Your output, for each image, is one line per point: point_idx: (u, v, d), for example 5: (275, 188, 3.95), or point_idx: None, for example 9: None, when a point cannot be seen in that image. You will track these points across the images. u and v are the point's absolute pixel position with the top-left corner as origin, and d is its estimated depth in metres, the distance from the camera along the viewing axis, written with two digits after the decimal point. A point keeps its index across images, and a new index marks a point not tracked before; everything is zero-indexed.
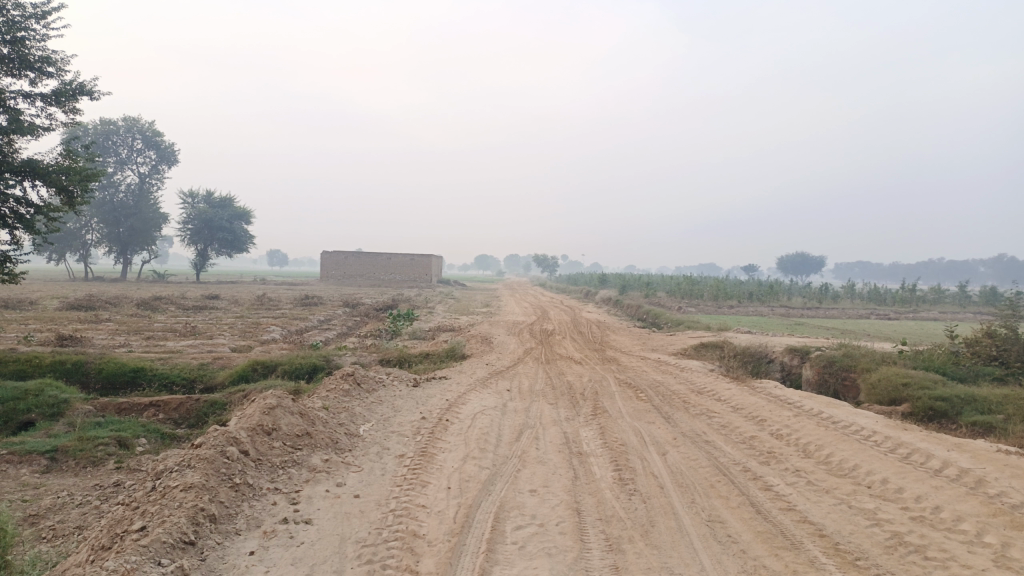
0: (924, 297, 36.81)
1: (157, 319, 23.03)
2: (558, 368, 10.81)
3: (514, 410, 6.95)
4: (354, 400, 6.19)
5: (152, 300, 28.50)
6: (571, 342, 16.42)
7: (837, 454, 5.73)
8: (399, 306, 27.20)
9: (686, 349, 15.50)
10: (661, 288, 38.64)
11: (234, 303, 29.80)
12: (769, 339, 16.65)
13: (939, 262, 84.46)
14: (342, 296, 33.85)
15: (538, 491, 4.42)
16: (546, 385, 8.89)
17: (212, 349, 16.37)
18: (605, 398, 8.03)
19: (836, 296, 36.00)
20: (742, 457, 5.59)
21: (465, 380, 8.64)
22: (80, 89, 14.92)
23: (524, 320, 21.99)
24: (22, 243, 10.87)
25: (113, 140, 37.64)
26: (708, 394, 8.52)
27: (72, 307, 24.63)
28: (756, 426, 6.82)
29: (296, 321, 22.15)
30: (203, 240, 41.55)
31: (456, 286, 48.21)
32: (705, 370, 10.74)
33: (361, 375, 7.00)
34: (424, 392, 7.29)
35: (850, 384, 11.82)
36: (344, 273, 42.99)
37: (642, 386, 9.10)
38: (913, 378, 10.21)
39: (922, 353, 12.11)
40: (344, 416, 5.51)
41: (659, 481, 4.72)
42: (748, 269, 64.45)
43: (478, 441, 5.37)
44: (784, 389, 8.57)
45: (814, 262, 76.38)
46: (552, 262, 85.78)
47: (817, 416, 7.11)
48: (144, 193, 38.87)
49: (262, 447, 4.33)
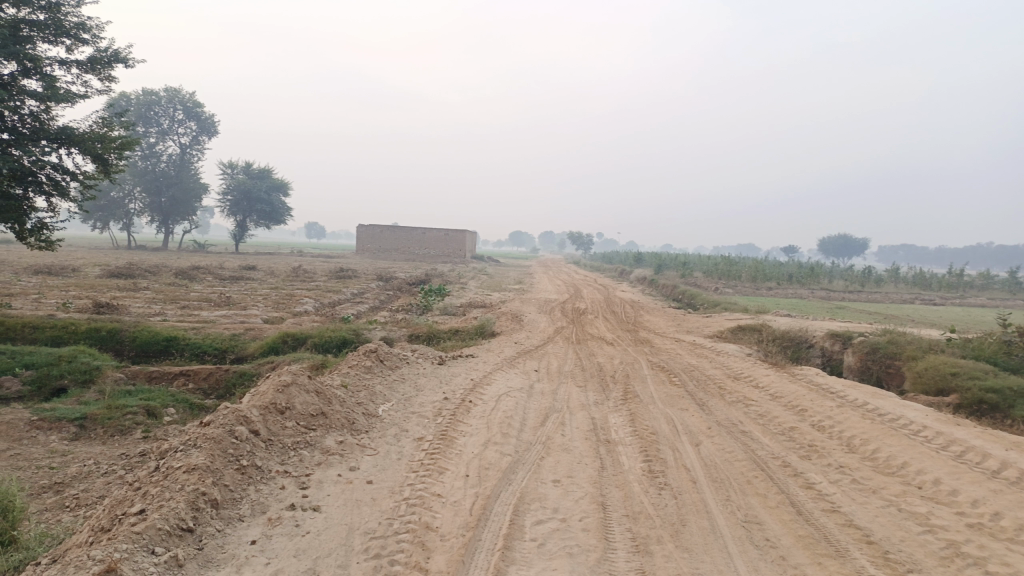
0: (972, 282, 35.55)
1: (193, 289, 23.25)
2: (590, 348, 10.53)
3: (541, 392, 6.69)
4: (375, 378, 5.98)
5: (191, 269, 28.81)
6: (604, 321, 16.10)
7: (883, 450, 5.37)
8: (432, 281, 27.11)
9: (722, 332, 15.07)
10: (697, 267, 37.94)
11: (269, 274, 30.01)
12: (809, 322, 16.12)
13: (988, 246, 81.66)
14: (377, 270, 33.85)
15: (562, 482, 4.16)
16: (576, 366, 8.61)
17: (244, 320, 16.43)
18: (636, 382, 7.73)
19: (879, 280, 34.92)
20: (782, 450, 5.26)
21: (492, 359, 8.39)
22: (115, 56, 14.90)
23: (557, 297, 21.69)
24: (58, 211, 10.87)
25: (155, 110, 38.01)
26: (746, 380, 8.16)
27: (112, 275, 25.00)
28: (796, 417, 6.45)
29: (329, 294, 22.15)
30: (241, 211, 41.95)
31: (489, 262, 48.02)
32: (742, 355, 10.35)
33: (384, 351, 6.79)
34: (449, 370, 7.07)
35: (894, 372, 11.33)
36: (379, 247, 43.08)
37: (676, 369, 8.78)
38: (962, 368, 9.71)
39: (972, 341, 11.53)
40: (364, 395, 5.31)
41: (691, 475, 4.42)
42: (788, 249, 63.10)
43: (501, 425, 5.13)
44: (825, 377, 8.16)
45: (856, 244, 74.49)
46: (588, 239, 85.06)
47: (862, 407, 6.73)
48: (185, 164, 39.25)
49: (273, 427, 4.14)
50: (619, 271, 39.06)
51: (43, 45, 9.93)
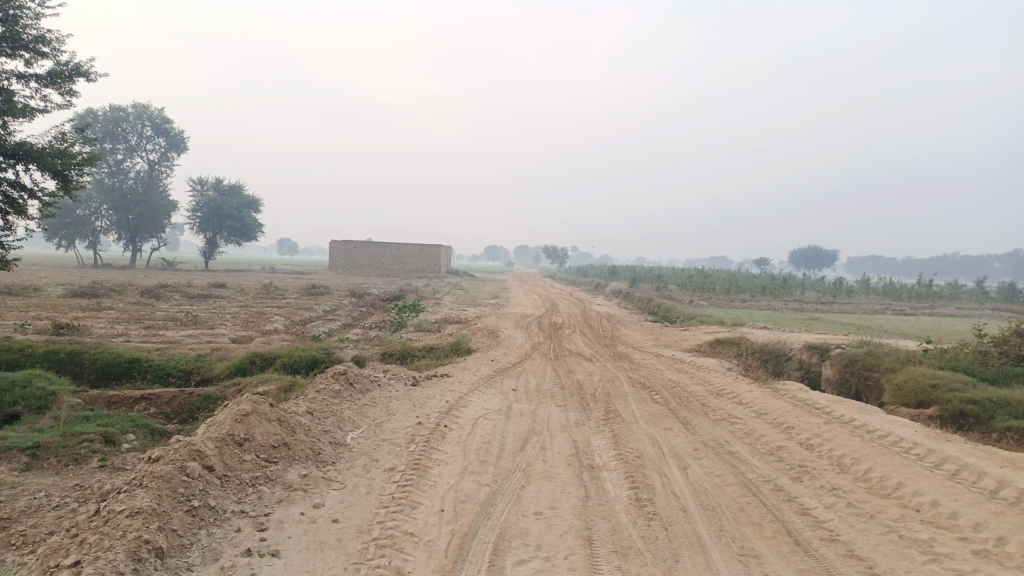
0: (941, 292, 36.00)
1: (160, 308, 22.62)
2: (568, 365, 10.29)
3: (519, 414, 6.40)
4: (343, 403, 5.65)
5: (158, 288, 28.09)
6: (582, 336, 15.86)
7: (876, 470, 5.16)
8: (406, 297, 26.74)
9: (700, 345, 14.92)
10: (672, 280, 37.98)
11: (239, 292, 29.37)
12: (786, 335, 16.04)
13: (954, 257, 83.25)
14: (350, 286, 33.39)
15: (544, 515, 3.87)
16: (555, 384, 8.34)
17: (212, 339, 15.92)
18: (617, 401, 7.48)
19: (851, 291, 35.21)
20: (773, 472, 5.03)
21: (468, 379, 8.07)
22: (77, 70, 14.44)
23: (533, 312, 21.46)
24: (15, 229, 10.38)
25: (122, 126, 37.23)
26: (728, 397, 7.95)
27: (75, 295, 24.25)
28: (783, 436, 6.24)
29: (300, 311, 21.67)
30: (211, 228, 41.18)
31: (463, 277, 47.71)
32: (722, 370, 10.16)
33: (355, 373, 6.46)
34: (423, 392, 6.76)
35: (873, 384, 11.22)
36: (353, 263, 42.53)
37: (657, 386, 8.55)
38: (941, 380, 9.61)
39: (948, 352, 11.48)
40: (332, 422, 4.98)
41: (682, 503, 4.16)
42: (760, 261, 63.66)
43: (479, 452, 4.82)
44: (809, 392, 7.96)
45: (827, 255, 75.48)
46: (562, 253, 85.20)
47: (850, 423, 6.53)
48: (153, 181, 38.48)
49: (230, 462, 3.81)
50: (594, 285, 38.97)
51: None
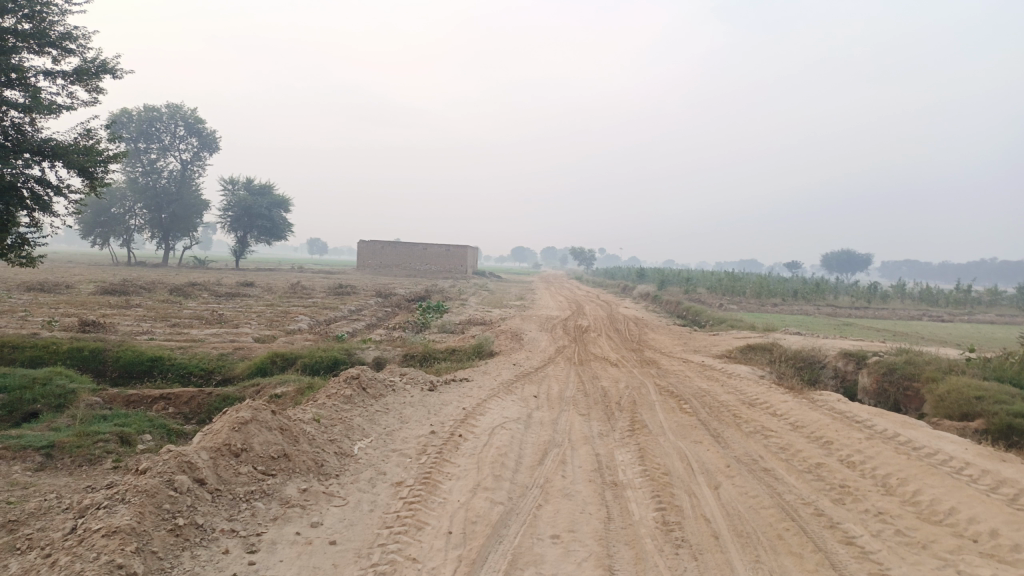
0: (980, 298, 34.90)
1: (187, 306, 22.68)
2: (592, 370, 9.92)
3: (539, 423, 6.07)
4: (354, 409, 5.37)
5: (187, 285, 28.27)
6: (608, 340, 15.47)
7: (925, 492, 4.75)
8: (432, 298, 26.54)
9: (730, 351, 14.45)
10: (701, 283, 37.33)
11: (267, 291, 29.43)
12: (821, 341, 15.48)
13: (993, 262, 80.99)
14: (376, 286, 33.32)
15: (562, 539, 3.54)
16: (578, 391, 7.99)
17: (234, 339, 15.81)
18: (644, 410, 7.12)
19: (886, 296, 34.32)
20: (812, 494, 4.64)
21: (488, 384, 7.76)
22: (103, 67, 14.46)
23: (558, 314, 21.15)
24: (41, 226, 10.25)
25: (156, 126, 37.55)
26: (762, 407, 7.54)
27: (105, 292, 24.45)
28: (822, 452, 5.82)
29: (325, 310, 21.57)
30: (242, 227, 41.43)
31: (490, 278, 47.55)
32: (754, 377, 9.73)
33: (368, 378, 6.19)
34: (439, 398, 6.47)
35: (913, 395, 10.69)
36: (380, 263, 42.51)
37: (686, 394, 8.16)
38: (987, 391, 9.06)
39: (993, 361, 10.89)
40: (339, 429, 4.71)
41: (713, 528, 3.80)
42: (792, 265, 62.59)
43: (493, 466, 4.51)
44: (848, 403, 7.52)
45: (860, 259, 74.00)
46: (589, 254, 84.55)
47: (894, 439, 6.10)
48: (185, 180, 38.82)
49: (223, 474, 3.55)
50: (622, 287, 38.48)
51: (27, 55, 9.41)
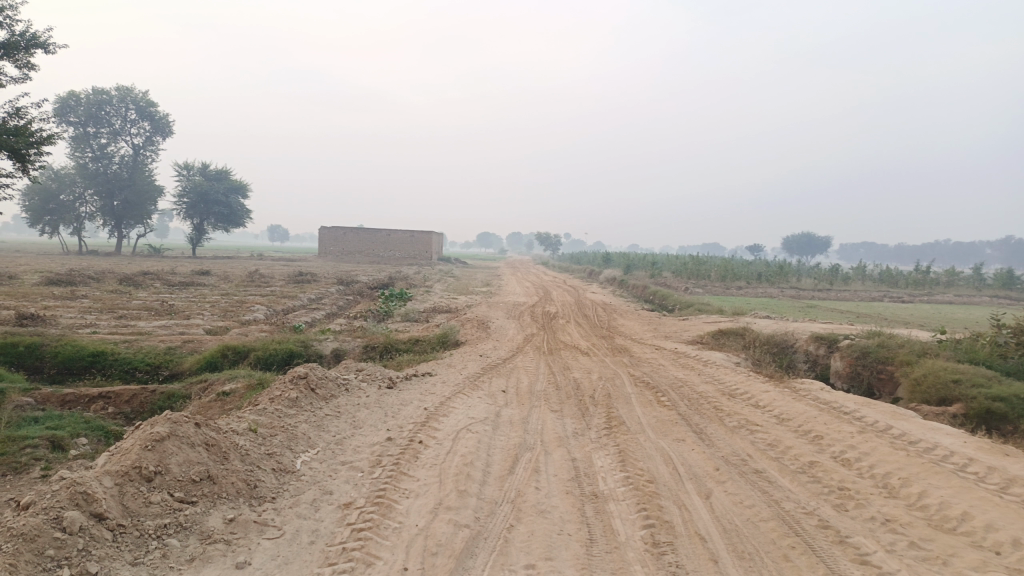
0: (938, 279, 35.35)
1: (137, 296, 21.63)
2: (562, 360, 9.43)
3: (509, 423, 5.53)
4: (300, 414, 4.77)
5: (139, 275, 27.07)
6: (576, 326, 15.02)
7: (932, 494, 4.34)
8: (395, 285, 25.83)
9: (701, 336, 14.09)
10: (667, 267, 37.15)
11: (223, 279, 28.37)
12: (791, 325, 15.24)
13: (947, 244, 82.97)
14: (339, 273, 32.50)
15: (538, 570, 3.00)
16: (549, 384, 7.46)
17: (185, 331, 14.94)
18: (620, 404, 6.63)
19: (848, 278, 34.59)
20: (812, 501, 4.19)
21: (452, 379, 7.18)
22: (34, 40, 13.38)
23: (525, 301, 20.68)
24: None
25: (106, 110, 35.76)
26: (743, 398, 7.10)
27: (49, 282, 23.22)
28: (813, 448, 5.40)
29: (283, 299, 20.72)
30: (198, 214, 40.00)
31: (455, 264, 46.94)
32: (730, 365, 9.33)
33: (318, 377, 5.58)
34: (398, 398, 5.89)
35: (887, 378, 10.41)
36: (342, 250, 41.54)
37: (662, 386, 7.68)
38: (964, 374, 8.76)
39: (964, 342, 10.65)
40: (279, 440, 4.10)
41: (711, 550, 3.31)
42: (754, 249, 63.17)
43: (457, 479, 3.95)
44: (832, 393, 7.11)
45: (820, 242, 75.08)
46: (555, 239, 84.37)
47: (887, 432, 5.69)
48: (138, 166, 37.24)
49: (130, 506, 2.95)
50: (588, 272, 38.21)
51: None
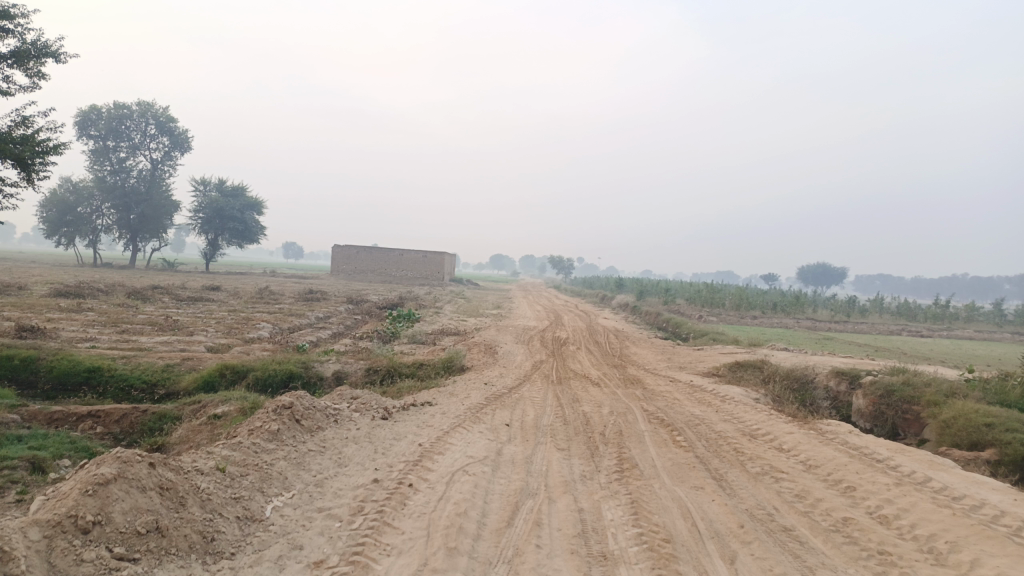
0: (958, 314, 34.54)
1: (144, 311, 21.33)
2: (571, 391, 8.95)
3: (511, 464, 5.06)
4: (281, 449, 4.33)
5: (148, 289, 26.85)
6: (587, 354, 14.53)
7: (986, 563, 3.83)
8: (405, 305, 25.47)
9: (717, 368, 13.54)
10: (681, 293, 36.60)
11: (233, 295, 28.13)
12: (810, 358, 14.66)
13: (965, 278, 81.76)
14: (348, 292, 32.24)
15: None
16: (557, 418, 6.98)
17: (185, 348, 14.55)
18: (632, 443, 6.14)
19: (865, 310, 33.91)
20: (850, 568, 3.68)
21: (453, 411, 6.73)
22: (43, 49, 13.20)
23: (535, 325, 20.23)
24: None
25: (126, 124, 35.87)
26: (765, 440, 6.59)
27: (58, 294, 23.00)
28: (847, 502, 4.89)
29: (290, 318, 20.34)
30: (213, 229, 39.93)
31: (467, 286, 46.65)
32: (748, 401, 8.82)
33: (304, 407, 5.15)
34: (393, 431, 5.46)
35: (912, 419, 9.81)
36: (354, 269, 41.34)
37: (678, 423, 7.18)
38: (997, 418, 8.12)
39: (994, 382, 10.04)
40: (249, 481, 3.66)
41: None
42: (769, 278, 62.51)
43: (448, 533, 3.48)
44: (861, 437, 6.58)
45: (835, 273, 74.23)
46: (567, 264, 84.02)
47: (926, 486, 5.16)
48: (156, 181, 37.29)
49: (57, 564, 2.46)
50: (601, 297, 37.72)
51: None
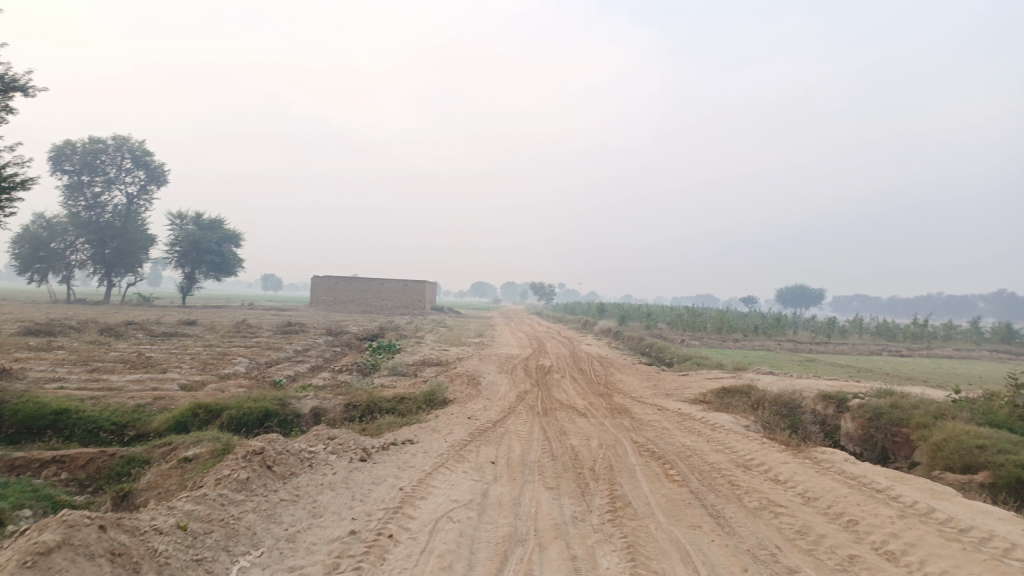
0: (937, 333, 34.74)
1: (116, 348, 20.74)
2: (557, 423, 8.69)
3: (497, 507, 4.78)
4: (250, 501, 4.03)
5: (122, 324, 26.24)
6: (572, 382, 14.27)
7: None
8: (385, 336, 25.07)
9: (704, 394, 13.33)
10: (663, 317, 36.54)
11: (210, 330, 27.57)
12: (796, 382, 14.50)
13: (940, 297, 82.78)
14: (327, 323, 31.77)
15: None
16: (544, 454, 6.71)
17: (158, 387, 14.08)
18: (624, 479, 5.88)
19: (845, 331, 34.02)
20: None
21: (436, 449, 6.44)
22: (11, 83, 12.88)
23: (518, 353, 19.95)
24: None
25: (101, 159, 35.37)
26: (760, 471, 6.36)
27: (27, 332, 22.35)
28: (851, 538, 4.65)
29: (268, 352, 19.89)
30: (190, 262, 39.33)
31: (449, 314, 46.31)
32: (738, 429, 8.61)
33: (276, 453, 4.85)
34: (372, 474, 5.16)
35: (902, 442, 9.60)
36: (334, 299, 40.90)
37: (669, 455, 6.93)
38: (989, 439, 7.83)
39: (982, 402, 9.89)
40: (213, 540, 3.36)
41: None
42: (748, 301, 62.81)
43: None
44: (858, 466, 6.37)
45: (813, 294, 74.85)
46: (548, 290, 83.99)
47: (931, 518, 4.95)
48: (131, 215, 36.75)
49: None
50: (583, 323, 37.54)
51: None
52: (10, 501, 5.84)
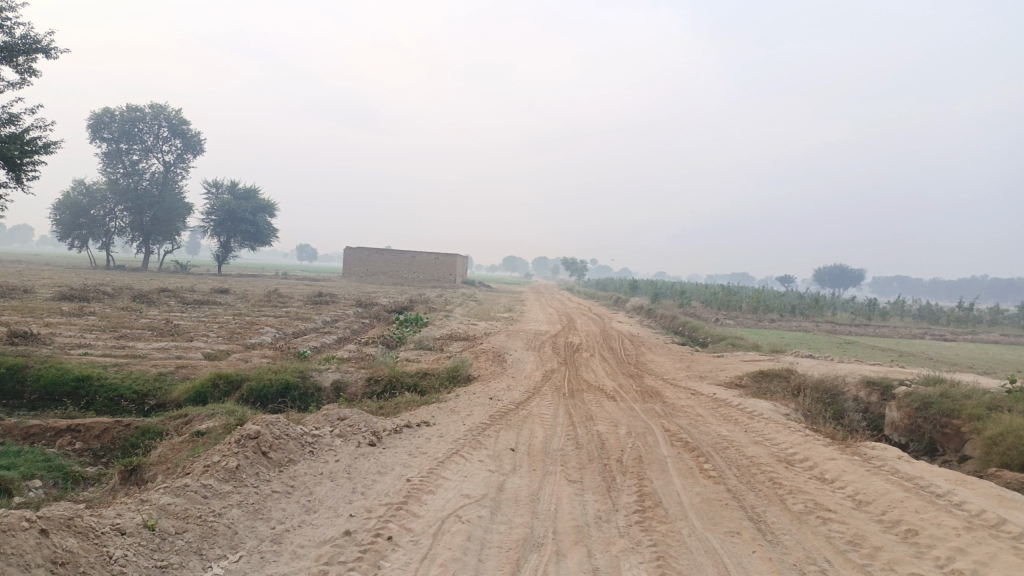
0: (983, 317, 33.32)
1: (147, 315, 20.74)
2: (583, 405, 8.23)
3: (513, 503, 4.34)
4: (238, 494, 3.64)
5: (155, 291, 26.35)
6: (601, 362, 13.77)
7: None
8: (413, 309, 24.77)
9: (740, 378, 12.71)
10: (696, 295, 35.74)
11: (241, 298, 27.58)
12: (838, 366, 13.78)
13: (986, 280, 79.94)
14: (358, 295, 31.66)
15: None
16: (567, 441, 6.24)
17: (182, 356, 13.91)
18: (654, 472, 5.39)
19: (886, 313, 32.83)
20: None
21: (452, 432, 6.03)
22: (34, 45, 12.67)
23: (546, 329, 19.48)
24: None
25: (138, 127, 35.43)
26: (804, 469, 5.79)
27: (62, 297, 22.50)
28: (912, 553, 4.10)
29: (295, 322, 19.69)
30: (224, 231, 39.41)
31: (480, 288, 46.04)
32: (777, 416, 8.06)
33: (274, 436, 4.47)
34: (379, 462, 4.75)
35: (952, 434, 8.91)
36: (366, 270, 40.97)
37: (703, 446, 6.41)
38: None
39: None
40: (185, 543, 2.96)
41: None
42: (785, 280, 61.24)
43: None
44: (912, 466, 5.78)
45: (853, 274, 72.81)
46: (581, 266, 83.10)
47: (1002, 530, 4.37)
48: (168, 183, 36.89)
49: None
50: (614, 299, 36.92)
51: None
52: (16, 471, 5.59)
